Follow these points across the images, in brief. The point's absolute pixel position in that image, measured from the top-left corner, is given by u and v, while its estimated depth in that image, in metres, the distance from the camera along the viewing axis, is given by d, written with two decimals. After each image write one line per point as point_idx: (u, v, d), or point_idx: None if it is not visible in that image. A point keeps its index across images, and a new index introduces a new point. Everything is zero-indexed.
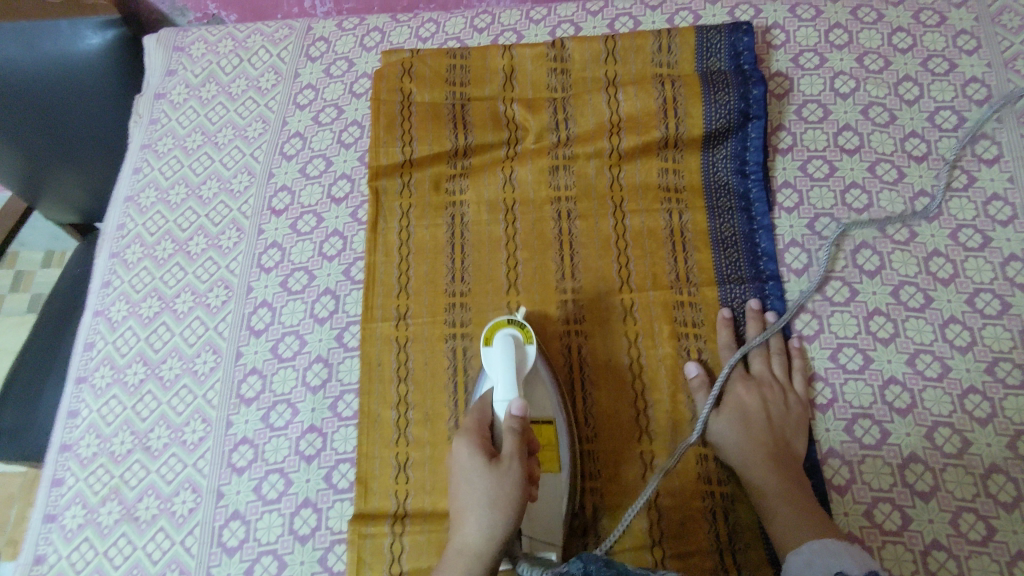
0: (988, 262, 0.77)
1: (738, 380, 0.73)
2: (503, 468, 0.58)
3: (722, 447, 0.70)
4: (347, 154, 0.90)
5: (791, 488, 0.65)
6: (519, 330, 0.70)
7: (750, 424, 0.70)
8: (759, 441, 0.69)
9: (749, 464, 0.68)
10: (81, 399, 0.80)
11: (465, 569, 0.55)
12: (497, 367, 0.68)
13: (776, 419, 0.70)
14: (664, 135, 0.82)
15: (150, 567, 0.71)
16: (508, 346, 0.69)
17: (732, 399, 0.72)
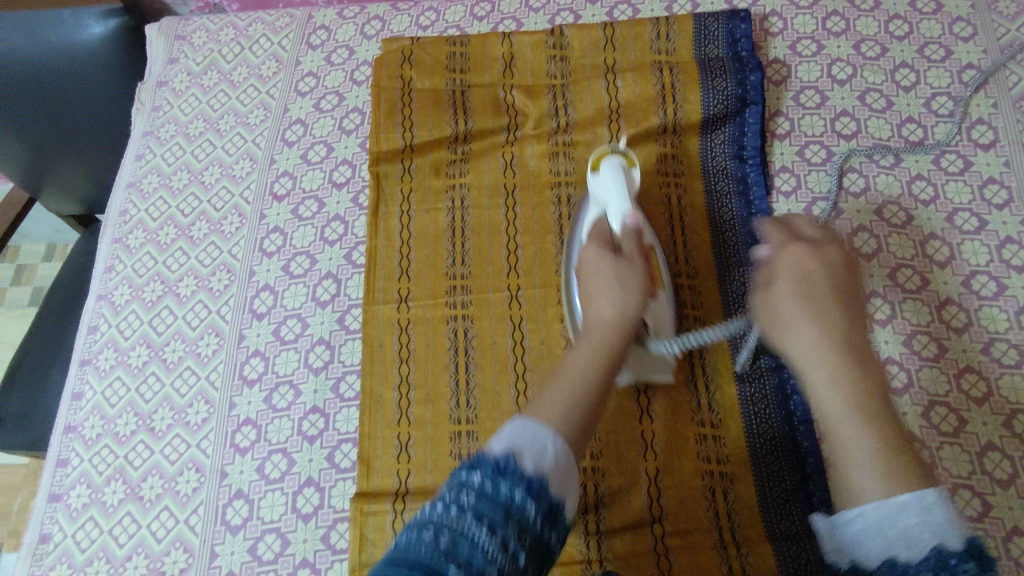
0: (984, 245, 0.78)
1: (804, 252, 0.57)
2: (626, 260, 0.63)
3: (781, 330, 0.55)
4: (348, 140, 0.91)
5: (868, 386, 0.51)
6: (623, 155, 0.74)
7: (818, 299, 0.54)
8: (834, 323, 0.53)
9: (813, 350, 0.53)
10: (85, 381, 0.81)
11: (604, 335, 0.58)
12: (609, 186, 0.71)
13: (838, 296, 0.55)
14: (663, 121, 0.83)
15: (154, 545, 0.72)
16: (616, 164, 0.72)
17: (795, 273, 0.56)
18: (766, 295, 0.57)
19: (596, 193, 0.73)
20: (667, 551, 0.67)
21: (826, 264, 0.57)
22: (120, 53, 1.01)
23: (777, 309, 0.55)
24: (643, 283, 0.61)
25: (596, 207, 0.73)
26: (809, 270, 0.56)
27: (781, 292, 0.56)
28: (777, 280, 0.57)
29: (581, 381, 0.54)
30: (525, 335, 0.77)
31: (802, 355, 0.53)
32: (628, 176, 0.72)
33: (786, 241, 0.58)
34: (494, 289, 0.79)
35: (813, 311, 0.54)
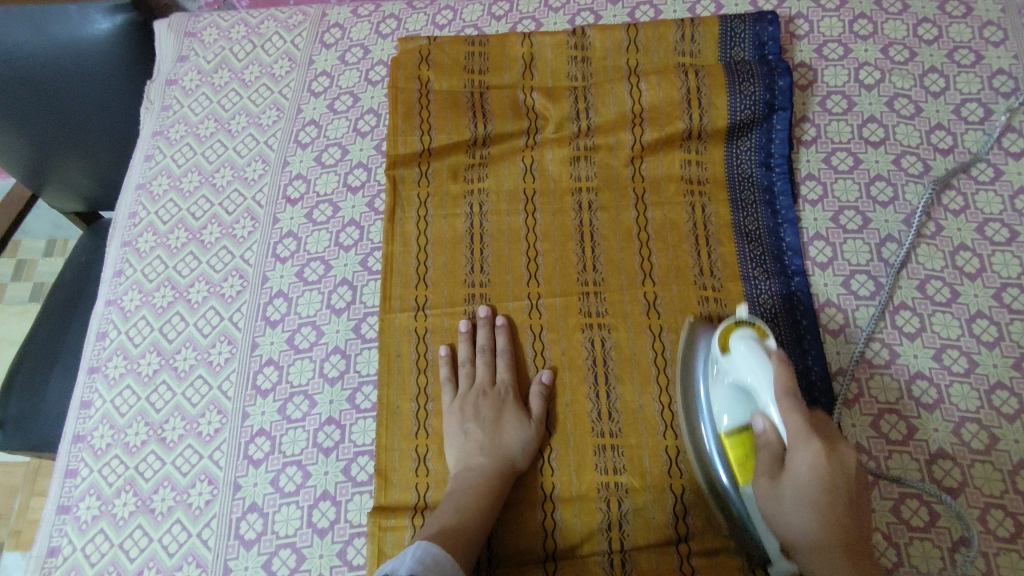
0: (1015, 257, 0.76)
1: (818, 457, 0.54)
2: (781, 494, 0.55)
3: (783, 532, 0.56)
4: (363, 143, 0.89)
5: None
6: (755, 327, 0.64)
7: (824, 506, 0.53)
8: (833, 507, 0.53)
9: (822, 554, 0.53)
10: (94, 389, 0.79)
11: (466, 487, 0.66)
12: (751, 372, 0.60)
13: (847, 501, 0.54)
14: (689, 126, 0.81)
15: (166, 560, 0.70)
16: (754, 344, 0.62)
17: (805, 477, 0.54)
18: (772, 491, 0.56)
19: (733, 375, 0.63)
20: (693, 570, 0.64)
21: (836, 465, 0.54)
22: (129, 54, 0.96)
23: (783, 510, 0.55)
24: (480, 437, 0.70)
25: (727, 390, 0.64)
26: (818, 477, 0.53)
27: (789, 499, 0.55)
28: (780, 475, 0.56)
29: (450, 518, 0.64)
30: (546, 346, 0.75)
31: (813, 552, 0.54)
32: (774, 357, 0.60)
33: (795, 433, 0.55)
34: (514, 298, 0.77)
35: (817, 504, 0.53)
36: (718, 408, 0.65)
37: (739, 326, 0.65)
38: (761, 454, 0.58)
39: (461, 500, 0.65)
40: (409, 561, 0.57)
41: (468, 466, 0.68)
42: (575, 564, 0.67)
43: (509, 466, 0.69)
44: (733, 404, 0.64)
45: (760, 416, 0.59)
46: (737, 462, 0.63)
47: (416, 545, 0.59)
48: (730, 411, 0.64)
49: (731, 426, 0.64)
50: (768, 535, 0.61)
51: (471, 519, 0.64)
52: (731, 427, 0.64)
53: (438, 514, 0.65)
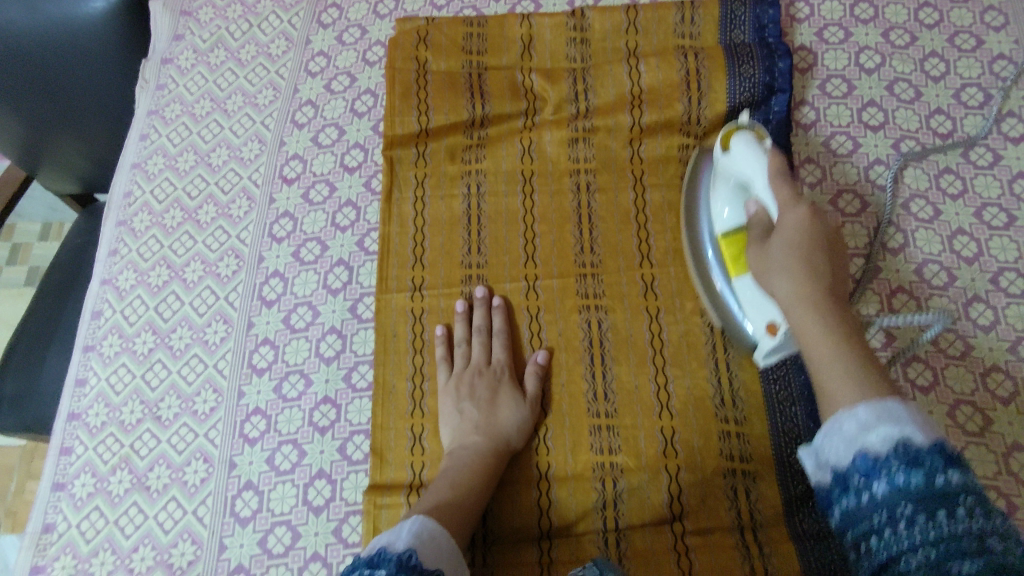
0: (1012, 241, 0.76)
1: (802, 209, 0.59)
2: (771, 250, 0.60)
3: (772, 283, 0.59)
4: (361, 123, 0.88)
5: (847, 329, 0.54)
6: (755, 130, 0.67)
7: (806, 252, 0.57)
8: (816, 274, 0.56)
9: (800, 297, 0.56)
10: (89, 367, 0.79)
11: (460, 466, 0.66)
12: (747, 163, 0.65)
13: (829, 259, 0.58)
14: (688, 109, 0.80)
15: (161, 536, 0.70)
16: (751, 141, 0.66)
17: (791, 229, 0.59)
18: (761, 251, 0.61)
19: (732, 173, 0.69)
20: (687, 550, 0.64)
21: (820, 225, 0.59)
22: (126, 34, 0.94)
23: (771, 264, 0.59)
24: (475, 417, 0.70)
25: (727, 185, 0.71)
26: (803, 230, 0.59)
27: (776, 249, 0.59)
28: (770, 239, 0.61)
29: (445, 496, 0.64)
30: (542, 327, 0.75)
31: (792, 302, 0.56)
32: (769, 151, 0.65)
33: (783, 200, 0.61)
34: (511, 279, 0.77)
35: (800, 250, 0.57)
36: (720, 203, 0.72)
37: (741, 129, 0.68)
38: (754, 231, 0.64)
39: (456, 478, 0.65)
40: (406, 536, 0.56)
41: (463, 445, 0.68)
42: (570, 543, 0.67)
43: (504, 445, 0.69)
44: (733, 199, 0.70)
45: (754, 202, 0.66)
46: (730, 259, 0.70)
47: (413, 520, 0.58)
48: (729, 205, 0.71)
49: (729, 222, 0.71)
50: (756, 313, 0.67)
51: (465, 497, 0.64)
52: (729, 224, 0.71)
53: (431, 491, 0.65)
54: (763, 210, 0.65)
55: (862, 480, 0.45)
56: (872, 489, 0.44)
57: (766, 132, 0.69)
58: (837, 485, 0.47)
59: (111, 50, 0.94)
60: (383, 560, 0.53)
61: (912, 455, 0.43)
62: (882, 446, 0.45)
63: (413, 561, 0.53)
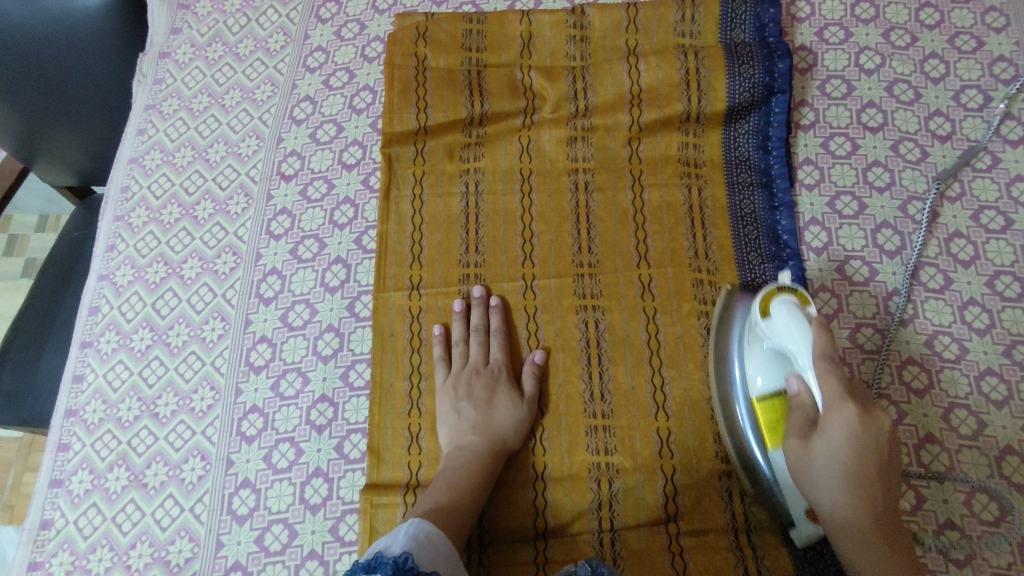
0: (1009, 244, 0.76)
1: (850, 413, 0.55)
2: (818, 454, 0.56)
3: (820, 501, 0.57)
4: (359, 120, 0.88)
5: (889, 508, 0.55)
6: (797, 293, 0.64)
7: (856, 471, 0.55)
8: (864, 474, 0.55)
9: (850, 532, 0.55)
10: (86, 363, 0.79)
11: (457, 466, 0.67)
12: (791, 336, 0.60)
13: (879, 468, 0.55)
14: (687, 108, 0.80)
15: (159, 533, 0.70)
16: (794, 308, 0.62)
17: (839, 439, 0.55)
18: (802, 451, 0.57)
19: (769, 339, 0.63)
20: (682, 550, 0.65)
21: (870, 421, 0.56)
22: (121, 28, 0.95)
23: (814, 474, 0.56)
24: (471, 418, 0.70)
25: (762, 351, 0.65)
26: (852, 438, 0.55)
27: (822, 461, 0.56)
28: (813, 437, 0.57)
29: (441, 496, 0.64)
30: (540, 327, 0.75)
31: (839, 528, 0.56)
32: (814, 322, 0.60)
33: (830, 398, 0.56)
34: (508, 279, 0.77)
35: (851, 467, 0.55)
36: (752, 369, 0.66)
37: (780, 292, 0.64)
38: (795, 414, 0.59)
39: (452, 479, 0.66)
40: (402, 539, 0.57)
41: (459, 445, 0.69)
42: (565, 542, 0.67)
43: (501, 445, 0.69)
44: (770, 366, 0.64)
45: (794, 379, 0.60)
46: (766, 427, 0.64)
47: (409, 523, 0.59)
48: (763, 374, 0.64)
49: (764, 389, 0.64)
50: (794, 495, 0.62)
51: (461, 498, 0.64)
52: (763, 391, 0.64)
53: (428, 491, 0.65)
54: (803, 388, 0.60)
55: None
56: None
57: (807, 296, 0.65)
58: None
59: (104, 38, 0.94)
60: (380, 563, 0.53)
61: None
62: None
63: (410, 564, 0.54)
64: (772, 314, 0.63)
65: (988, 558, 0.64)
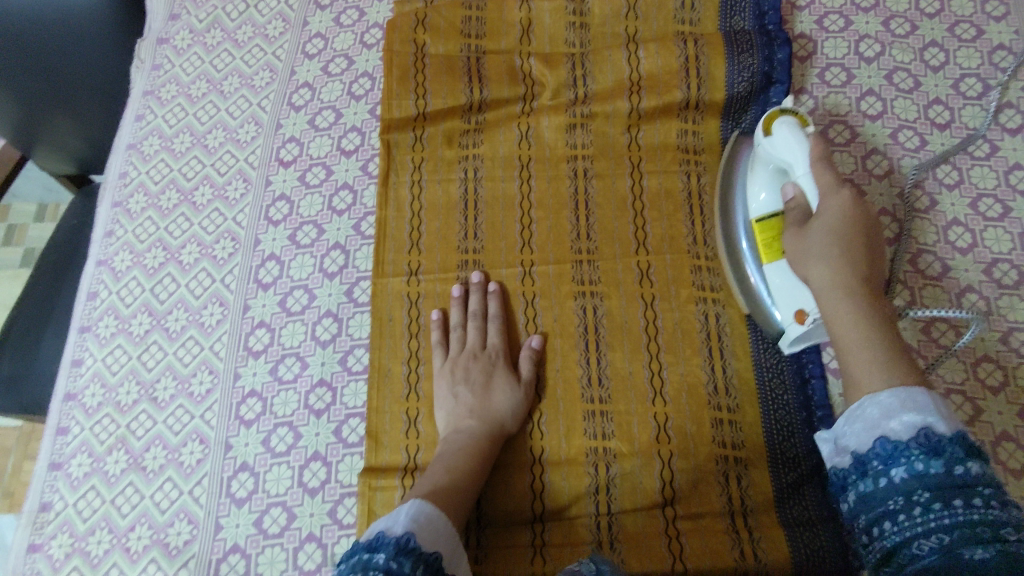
0: (1006, 232, 0.76)
1: (844, 195, 0.63)
2: (812, 238, 0.63)
3: (808, 270, 0.63)
4: (358, 106, 0.88)
5: (876, 311, 0.59)
6: (798, 116, 0.69)
7: (846, 238, 0.62)
8: (852, 259, 0.61)
9: (836, 284, 0.60)
10: (85, 348, 0.79)
11: (456, 450, 0.67)
12: (790, 149, 0.67)
13: (866, 248, 0.62)
14: (686, 95, 0.80)
15: (158, 516, 0.71)
16: (794, 126, 0.68)
17: (833, 216, 0.62)
18: (799, 234, 0.64)
19: (770, 156, 0.69)
20: (678, 534, 0.65)
21: (859, 210, 0.63)
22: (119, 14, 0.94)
23: (808, 248, 0.63)
24: (470, 402, 0.70)
25: (764, 168, 0.71)
26: (845, 217, 0.63)
27: (815, 237, 0.63)
28: (811, 224, 0.64)
29: (440, 479, 0.64)
30: (538, 312, 0.76)
31: (826, 290, 0.61)
32: (810, 136, 0.67)
33: (826, 188, 0.64)
34: (506, 265, 0.77)
35: (838, 234, 0.62)
36: (755, 187, 0.71)
37: (782, 114, 0.69)
38: (792, 215, 0.66)
39: (451, 462, 0.66)
40: (403, 520, 0.57)
41: (457, 429, 0.69)
42: (563, 525, 0.68)
43: (498, 429, 0.69)
44: (770, 182, 0.70)
45: (793, 185, 0.67)
46: (762, 243, 0.69)
47: (410, 504, 0.59)
48: (765, 190, 0.70)
49: (765, 205, 0.70)
50: (784, 299, 0.67)
51: (460, 481, 0.64)
52: (763, 207, 0.70)
53: (426, 474, 0.65)
54: (800, 195, 0.66)
55: (879, 466, 0.51)
56: (890, 472, 0.50)
57: (805, 119, 0.70)
58: (855, 470, 0.53)
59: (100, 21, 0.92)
60: (382, 543, 0.54)
61: (933, 446, 0.49)
62: (904, 431, 0.51)
63: (413, 544, 0.54)
64: (775, 131, 0.68)
65: None
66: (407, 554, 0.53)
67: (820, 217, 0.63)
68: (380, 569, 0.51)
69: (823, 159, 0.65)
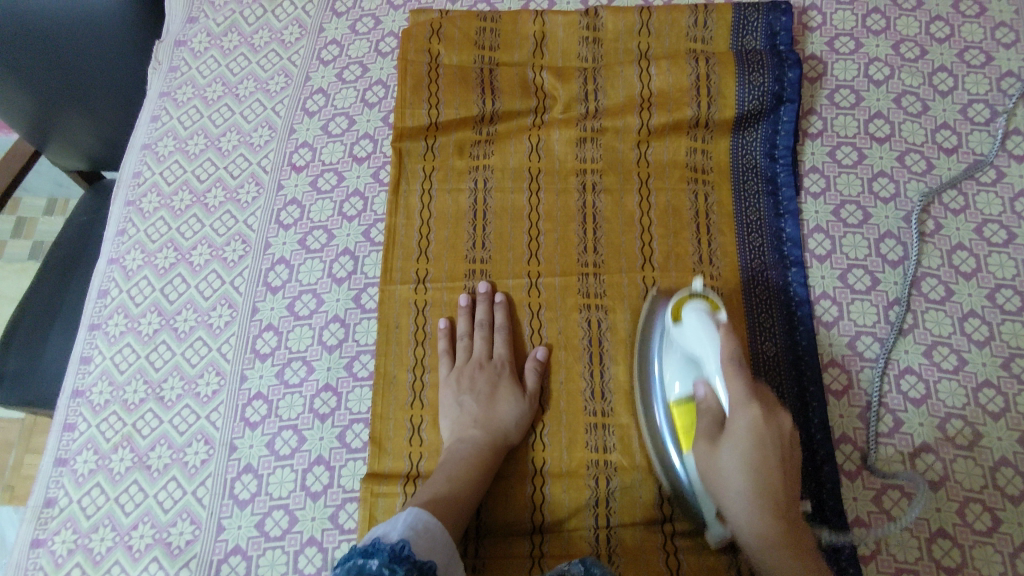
0: (1011, 258, 0.76)
1: (756, 411, 0.57)
2: (726, 468, 0.57)
3: (728, 501, 0.58)
4: (371, 114, 0.89)
5: (804, 562, 0.55)
6: (708, 301, 0.65)
7: (760, 470, 0.56)
8: (772, 492, 0.56)
9: (760, 523, 0.55)
10: (94, 345, 0.80)
11: (455, 460, 0.68)
12: (700, 340, 0.63)
13: (782, 456, 0.57)
14: (696, 114, 0.81)
15: (161, 515, 0.71)
16: (704, 315, 0.64)
17: (745, 443, 0.56)
18: (712, 458, 0.59)
19: (681, 344, 0.66)
20: (676, 550, 0.66)
21: (772, 421, 0.57)
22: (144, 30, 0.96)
23: (725, 480, 0.57)
24: (472, 414, 0.71)
25: (676, 355, 0.67)
26: (757, 437, 0.56)
27: (729, 462, 0.57)
28: (722, 446, 0.58)
29: (440, 489, 0.65)
30: (543, 324, 0.76)
31: (750, 523, 0.56)
32: (720, 328, 0.62)
33: (736, 399, 0.58)
34: (514, 276, 0.78)
35: (756, 468, 0.56)
36: (667, 375, 0.67)
37: (693, 298, 0.66)
38: (701, 420, 0.61)
39: (450, 473, 0.66)
40: (401, 527, 0.57)
41: (461, 438, 0.69)
42: (562, 537, 0.68)
43: (501, 439, 0.70)
44: (682, 373, 0.66)
45: (702, 386, 0.63)
46: (681, 428, 0.66)
47: (408, 511, 0.59)
48: (677, 380, 0.66)
49: (679, 393, 0.66)
50: (705, 500, 0.63)
51: (459, 491, 0.65)
52: (678, 395, 0.66)
53: (426, 484, 0.66)
54: (710, 393, 0.62)
55: None
56: None
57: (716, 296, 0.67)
58: None
59: (126, 45, 0.94)
60: (377, 549, 0.54)
61: None
62: None
63: (407, 552, 0.55)
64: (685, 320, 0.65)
65: (979, 567, 0.65)
66: (400, 561, 0.53)
67: (728, 444, 0.58)
68: (373, 575, 0.51)
69: (729, 339, 0.60)
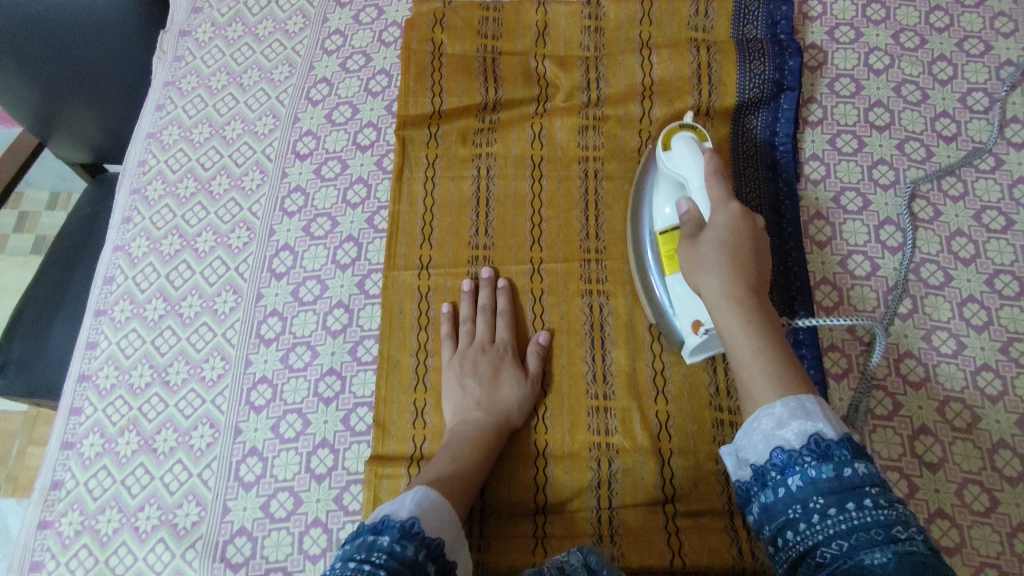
0: (1009, 244, 0.77)
1: (735, 211, 0.61)
2: (703, 249, 0.61)
3: (699, 279, 0.60)
4: (374, 103, 0.89)
5: (766, 323, 0.56)
6: (696, 131, 0.69)
7: (732, 259, 0.59)
8: (741, 276, 0.58)
9: (727, 297, 0.57)
10: (100, 331, 0.81)
11: (458, 440, 0.68)
12: (685, 163, 0.67)
13: (753, 258, 0.60)
14: (697, 102, 0.82)
15: (167, 497, 0.72)
16: (691, 143, 0.67)
17: (720, 234, 0.60)
18: (691, 248, 0.62)
19: (669, 172, 0.69)
20: (677, 530, 0.67)
21: (748, 226, 0.61)
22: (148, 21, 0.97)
23: (700, 260, 0.60)
24: (475, 396, 0.71)
25: (666, 184, 0.70)
26: (733, 234, 0.60)
27: (709, 247, 0.60)
28: (700, 238, 0.62)
29: (443, 468, 0.65)
30: (545, 309, 0.77)
31: (716, 298, 0.58)
32: (705, 153, 0.66)
33: (717, 202, 0.62)
34: (516, 262, 0.79)
35: (727, 250, 0.59)
36: (657, 201, 0.71)
37: (681, 129, 0.70)
38: (684, 227, 0.65)
39: (453, 452, 0.67)
40: (408, 505, 0.58)
41: (464, 420, 0.70)
42: (564, 518, 0.69)
43: (504, 421, 0.70)
44: (671, 197, 0.70)
45: (687, 201, 0.65)
46: (664, 255, 0.70)
47: (414, 490, 0.60)
48: (665, 202, 0.70)
49: (665, 220, 0.70)
50: (686, 309, 0.67)
51: (462, 471, 0.65)
52: (664, 223, 0.70)
53: (429, 464, 0.67)
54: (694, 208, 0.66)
55: (778, 476, 0.47)
56: (788, 483, 0.47)
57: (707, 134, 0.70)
58: (755, 482, 0.49)
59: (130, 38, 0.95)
60: (386, 526, 0.55)
61: (822, 450, 0.46)
62: (796, 440, 0.47)
63: (416, 529, 0.55)
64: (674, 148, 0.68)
65: (977, 547, 0.66)
66: (409, 536, 0.54)
67: (706, 238, 0.61)
68: (383, 551, 0.52)
69: (713, 161, 0.64)
